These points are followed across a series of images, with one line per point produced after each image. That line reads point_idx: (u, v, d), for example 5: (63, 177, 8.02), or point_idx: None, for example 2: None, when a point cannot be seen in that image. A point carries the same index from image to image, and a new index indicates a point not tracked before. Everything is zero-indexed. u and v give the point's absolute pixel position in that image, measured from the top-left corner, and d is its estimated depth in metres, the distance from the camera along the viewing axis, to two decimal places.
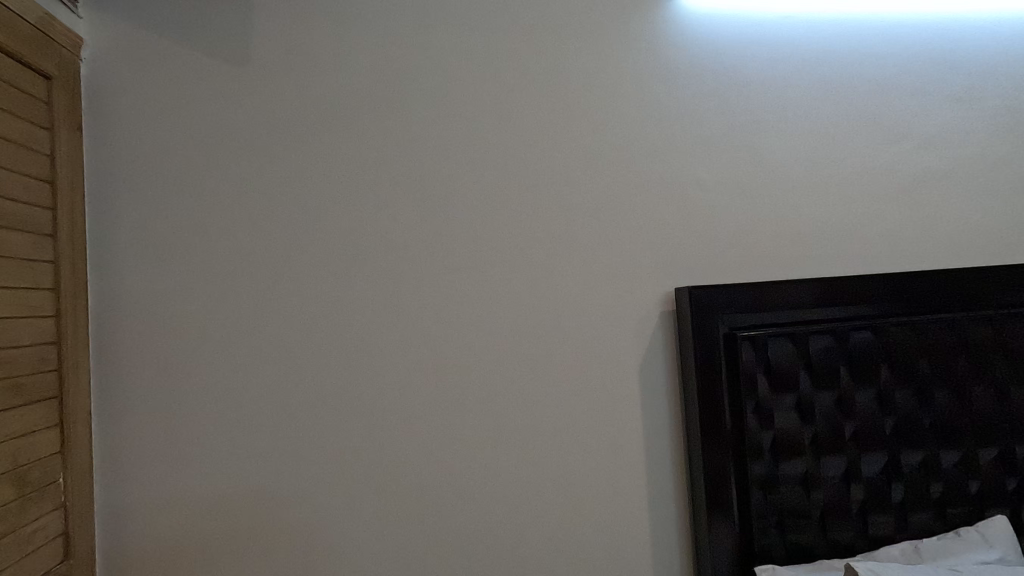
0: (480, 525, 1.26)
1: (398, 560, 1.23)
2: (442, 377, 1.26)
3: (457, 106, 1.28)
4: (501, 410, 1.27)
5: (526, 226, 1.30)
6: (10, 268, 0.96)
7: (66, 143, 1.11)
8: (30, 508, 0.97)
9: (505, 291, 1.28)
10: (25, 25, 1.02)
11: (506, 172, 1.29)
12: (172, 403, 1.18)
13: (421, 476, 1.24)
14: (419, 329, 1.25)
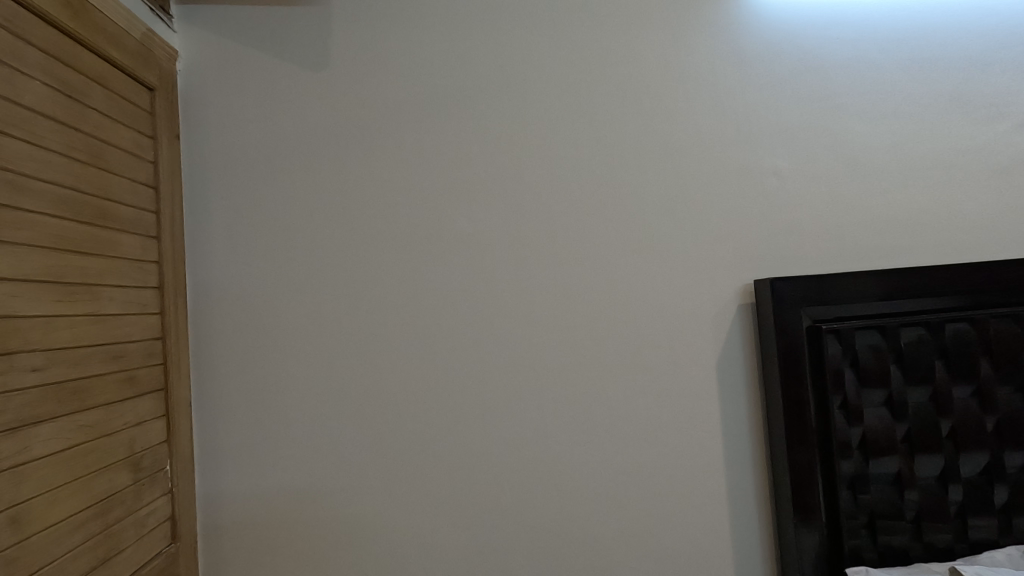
0: (558, 519, 1.26)
1: (476, 552, 1.24)
2: (517, 371, 1.27)
3: (529, 101, 1.29)
4: (576, 405, 1.27)
5: (599, 219, 1.29)
6: (126, 267, 1.02)
7: (167, 150, 1.17)
8: (143, 493, 1.04)
9: (579, 286, 1.28)
10: (133, 39, 1.09)
11: (577, 166, 1.29)
12: (263, 396, 1.23)
13: (498, 470, 1.25)
14: (494, 324, 1.27)
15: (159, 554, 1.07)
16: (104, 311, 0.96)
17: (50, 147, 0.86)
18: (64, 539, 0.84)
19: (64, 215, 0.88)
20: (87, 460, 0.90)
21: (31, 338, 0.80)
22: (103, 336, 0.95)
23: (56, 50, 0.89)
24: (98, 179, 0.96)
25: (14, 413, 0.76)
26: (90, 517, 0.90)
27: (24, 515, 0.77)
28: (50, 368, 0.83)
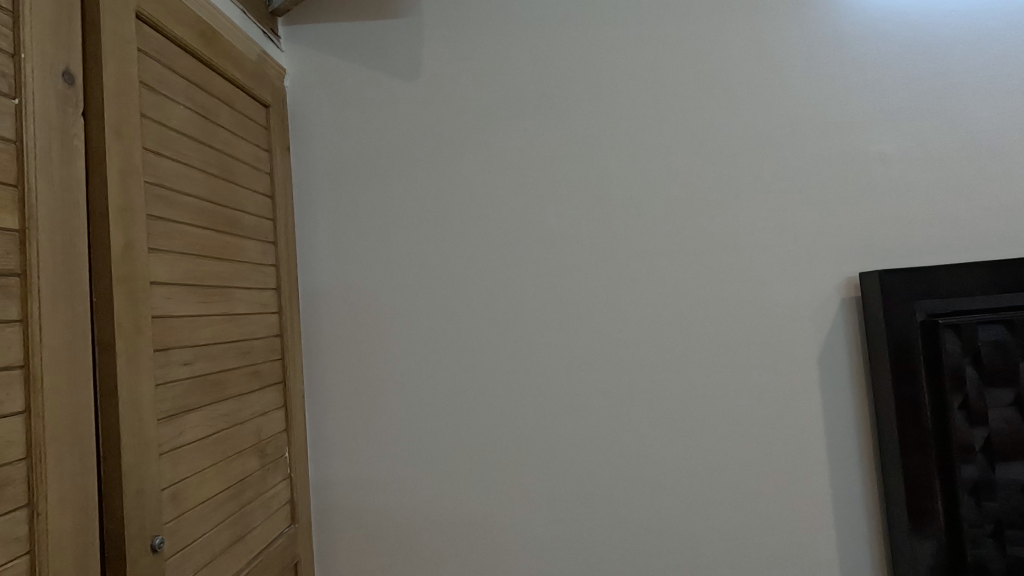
0: (651, 516, 1.26)
1: (569, 546, 1.27)
2: (609, 367, 1.27)
3: (617, 97, 1.29)
4: (669, 401, 1.26)
5: (690, 214, 1.27)
6: (249, 270, 1.12)
7: (280, 161, 1.27)
8: (268, 477, 1.13)
9: (670, 282, 1.27)
10: (250, 61, 1.18)
11: (666, 161, 1.28)
12: (367, 389, 1.31)
13: (591, 465, 1.27)
14: (585, 321, 1.28)
15: (282, 534, 1.17)
16: (235, 311, 1.05)
17: (191, 163, 0.95)
18: (211, 517, 0.93)
19: (203, 224, 0.97)
20: (225, 445, 0.99)
21: (182, 335, 0.89)
22: (235, 334, 1.05)
23: (192, 76, 0.98)
24: (227, 191, 1.06)
25: (172, 401, 0.86)
26: (229, 498, 0.99)
27: (181, 493, 0.86)
28: (196, 362, 0.93)
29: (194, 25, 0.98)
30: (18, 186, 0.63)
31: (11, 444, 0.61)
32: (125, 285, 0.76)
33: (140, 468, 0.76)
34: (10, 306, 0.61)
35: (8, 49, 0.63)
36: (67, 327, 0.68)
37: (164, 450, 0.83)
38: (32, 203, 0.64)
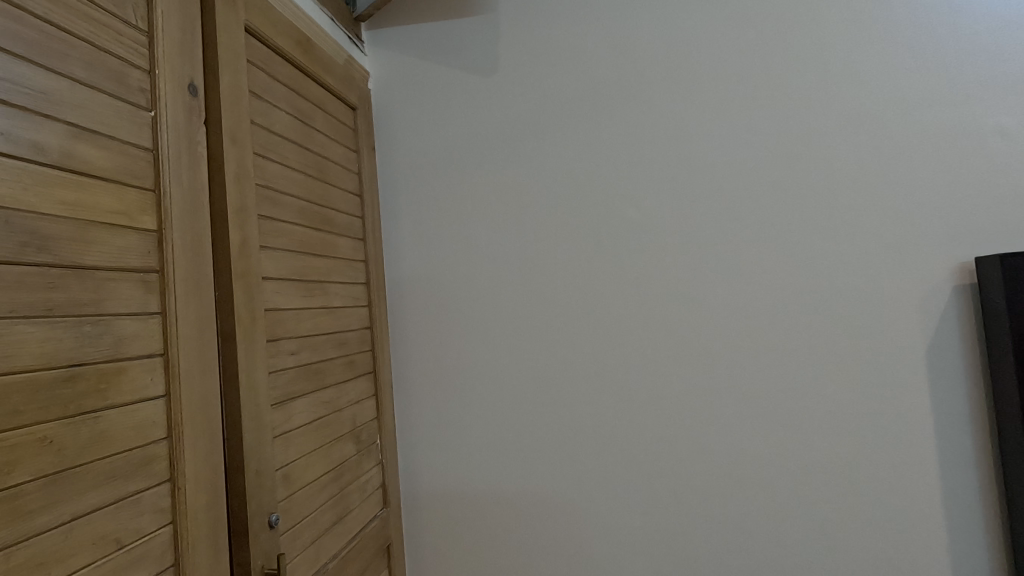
0: (741, 511, 1.22)
1: (654, 538, 1.25)
2: (694, 358, 1.24)
3: (699, 82, 1.26)
4: (759, 394, 1.22)
5: (779, 199, 1.22)
6: (343, 266, 1.17)
7: (367, 161, 1.32)
8: (362, 462, 1.19)
9: (758, 270, 1.22)
10: (340, 66, 1.23)
11: (753, 146, 1.23)
12: (452, 380, 1.35)
13: (677, 458, 1.24)
14: (668, 312, 1.25)
15: (376, 517, 1.22)
16: (331, 304, 1.11)
17: (291, 165, 1.01)
18: (316, 497, 0.99)
19: (304, 222, 1.03)
20: (326, 431, 1.05)
21: (288, 326, 0.96)
22: (332, 326, 1.10)
23: (291, 82, 1.03)
24: (323, 190, 1.11)
25: (282, 388, 0.92)
26: (331, 480, 1.05)
27: (292, 473, 0.93)
28: (300, 352, 0.99)
29: (292, 34, 1.04)
30: (155, 190, 0.69)
31: (156, 424, 0.67)
32: (242, 280, 0.82)
33: (258, 450, 0.82)
34: (152, 299, 0.68)
35: (145, 65, 0.70)
36: (197, 318, 0.74)
37: (276, 433, 0.89)
38: (167, 205, 0.70)
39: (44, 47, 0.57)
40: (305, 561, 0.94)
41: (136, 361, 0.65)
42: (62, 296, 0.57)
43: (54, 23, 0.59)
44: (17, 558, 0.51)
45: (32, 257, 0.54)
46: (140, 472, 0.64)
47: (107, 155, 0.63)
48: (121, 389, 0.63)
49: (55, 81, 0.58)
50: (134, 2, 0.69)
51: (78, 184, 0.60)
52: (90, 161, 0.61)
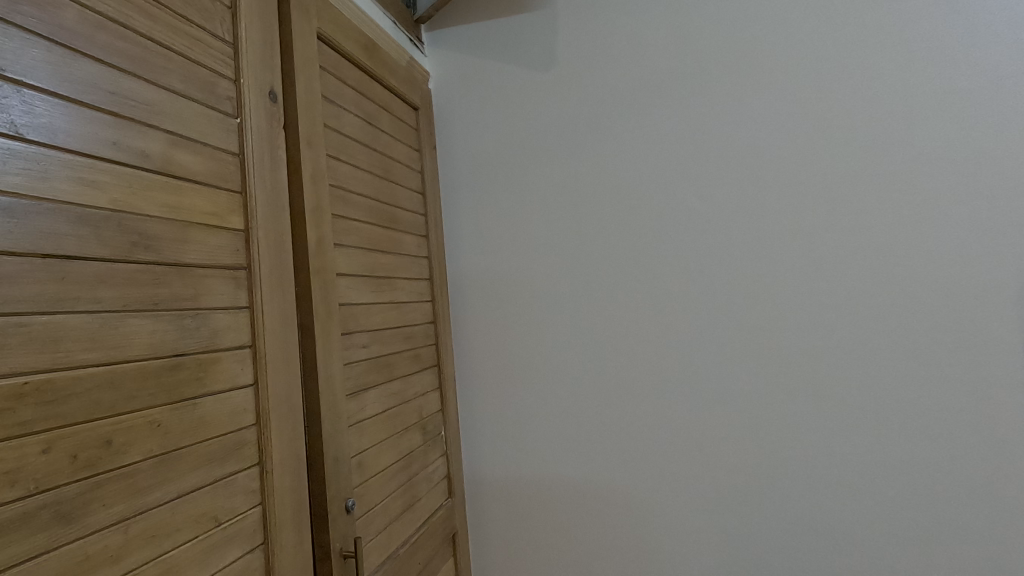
0: (814, 511, 1.17)
1: (721, 535, 1.22)
2: (760, 351, 1.21)
3: (765, 68, 1.22)
4: (833, 390, 1.17)
5: (854, 186, 1.16)
6: (408, 262, 1.21)
7: (429, 159, 1.35)
8: (429, 453, 1.22)
9: (829, 259, 1.17)
10: (403, 67, 1.27)
11: (825, 132, 1.18)
12: (513, 373, 1.37)
13: (743, 454, 1.21)
14: (733, 304, 1.22)
15: (442, 506, 1.26)
16: (398, 299, 1.15)
17: (360, 165, 1.05)
18: (387, 484, 1.03)
19: (372, 220, 1.07)
20: (395, 421, 1.09)
21: (360, 320, 1.00)
22: (399, 320, 1.14)
23: (359, 85, 1.07)
24: (389, 189, 1.15)
25: (355, 379, 0.96)
26: (400, 469, 1.09)
27: (365, 461, 0.97)
28: (371, 345, 1.03)
29: (359, 39, 1.08)
30: (242, 192, 0.74)
31: (246, 411, 0.71)
32: (318, 276, 0.86)
33: (335, 437, 0.87)
34: (241, 294, 0.72)
35: (231, 75, 0.74)
36: (280, 312, 0.78)
37: (351, 422, 0.93)
38: (252, 205, 0.74)
39: (146, 63, 0.62)
40: (379, 545, 0.98)
41: (228, 351, 0.69)
42: (165, 291, 0.62)
43: (154, 39, 0.63)
44: (134, 530, 0.56)
45: (140, 256, 0.59)
46: (234, 455, 0.69)
47: (201, 160, 0.68)
48: (217, 378, 0.67)
49: (156, 93, 0.63)
50: (221, 17, 0.73)
51: (177, 188, 0.64)
52: (186, 167, 0.66)
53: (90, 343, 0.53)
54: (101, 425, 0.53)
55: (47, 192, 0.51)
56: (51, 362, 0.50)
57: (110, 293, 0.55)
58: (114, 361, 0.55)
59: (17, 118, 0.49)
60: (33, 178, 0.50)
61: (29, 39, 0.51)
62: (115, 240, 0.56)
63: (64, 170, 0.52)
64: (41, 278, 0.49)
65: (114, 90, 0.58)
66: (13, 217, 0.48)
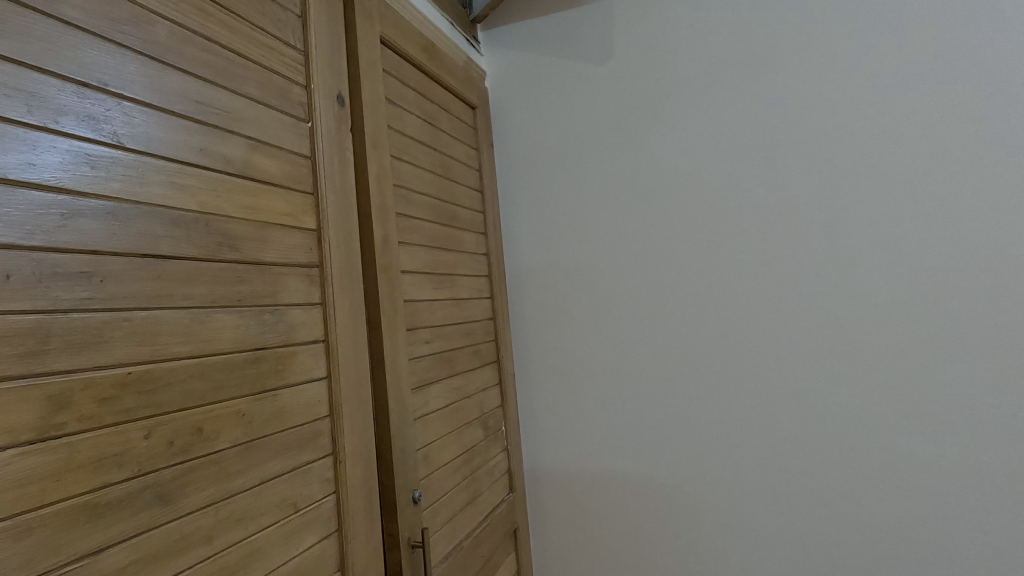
0: (888, 508, 1.14)
1: (789, 532, 1.20)
2: (827, 343, 1.18)
3: (829, 56, 1.20)
4: (906, 384, 1.13)
5: (927, 173, 1.13)
6: (469, 259, 1.23)
7: (487, 157, 1.36)
8: (490, 447, 1.23)
9: (901, 249, 1.14)
10: (460, 67, 1.28)
11: (894, 118, 1.15)
12: (573, 369, 1.37)
13: (814, 448, 1.19)
14: (797, 296, 1.20)
15: (503, 501, 1.27)
16: (459, 295, 1.17)
17: (422, 164, 1.07)
18: (451, 477, 1.05)
19: (434, 218, 1.09)
20: (458, 415, 1.10)
21: (424, 316, 1.02)
22: (460, 316, 1.16)
23: (420, 87, 1.10)
24: (449, 187, 1.17)
25: (420, 374, 0.99)
26: (463, 462, 1.11)
27: (430, 454, 0.99)
28: (434, 340, 1.05)
29: (419, 41, 1.10)
30: (315, 194, 0.77)
31: (320, 403, 0.74)
32: (385, 274, 0.89)
33: (402, 430, 0.89)
34: (314, 291, 0.75)
35: (303, 81, 0.77)
36: (350, 308, 0.81)
37: (417, 416, 0.96)
38: (323, 206, 0.77)
39: (228, 72, 0.66)
40: (445, 536, 1.00)
41: (303, 346, 0.73)
42: (247, 288, 0.65)
43: (234, 50, 0.67)
44: (222, 513, 0.59)
45: (226, 255, 0.63)
46: (310, 445, 0.72)
47: (277, 163, 0.71)
48: (294, 371, 0.71)
49: (237, 101, 0.67)
50: (293, 26, 0.77)
51: (256, 190, 0.68)
52: (264, 170, 0.69)
53: (183, 337, 0.57)
54: (193, 413, 0.57)
55: (145, 197, 0.55)
56: (150, 354, 0.53)
57: (200, 290, 0.59)
58: (204, 354, 0.59)
59: (119, 129, 0.53)
60: (133, 183, 0.54)
61: (127, 54, 0.54)
62: (204, 241, 0.60)
63: (159, 175, 0.56)
64: (141, 277, 0.53)
65: (199, 99, 0.62)
66: (118, 220, 0.52)
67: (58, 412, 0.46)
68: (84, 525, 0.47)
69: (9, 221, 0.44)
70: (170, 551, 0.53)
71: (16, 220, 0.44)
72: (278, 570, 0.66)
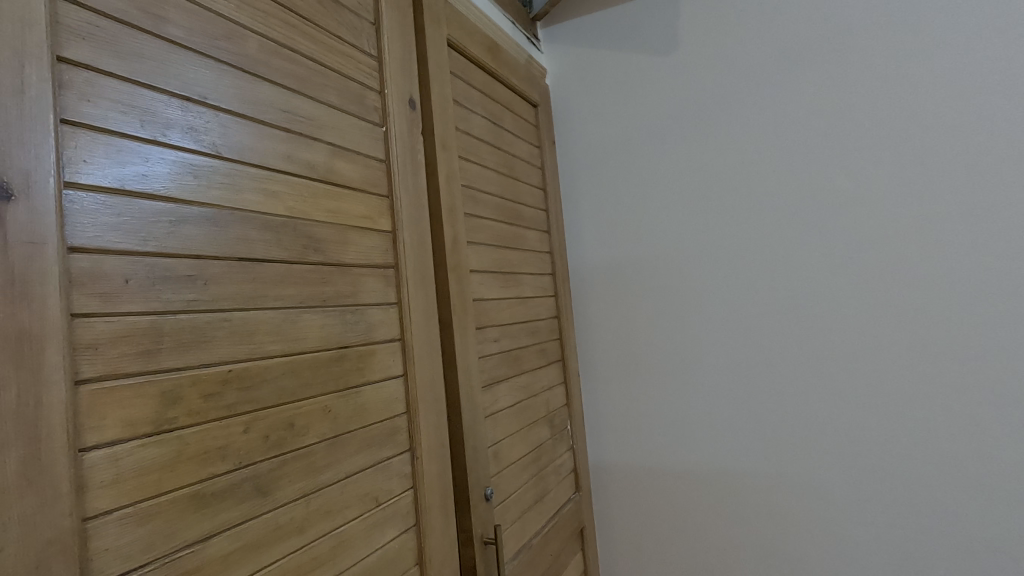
0: (988, 517, 1.07)
1: (874, 539, 1.15)
2: (915, 341, 1.12)
3: (914, 34, 1.13)
4: (1008, 384, 1.05)
5: None
6: (533, 257, 1.23)
7: (549, 155, 1.35)
8: (556, 446, 1.23)
9: (1001, 238, 1.06)
10: (522, 66, 1.28)
11: (991, 98, 1.07)
12: (640, 367, 1.35)
13: (905, 448, 1.12)
14: (881, 290, 1.14)
15: (570, 500, 1.26)
16: (525, 294, 1.17)
17: (487, 164, 1.08)
18: (520, 475, 1.05)
19: (500, 217, 1.10)
20: (526, 414, 1.11)
21: (492, 315, 1.03)
22: (526, 315, 1.16)
23: (484, 87, 1.10)
24: (513, 186, 1.17)
25: (490, 372, 1.00)
26: (531, 461, 1.11)
27: (501, 451, 1.00)
28: (502, 339, 1.05)
29: (483, 41, 1.11)
30: (389, 197, 0.79)
31: (397, 401, 0.76)
32: (455, 274, 0.90)
33: (474, 427, 0.90)
34: (390, 291, 0.77)
35: (377, 87, 0.79)
36: (424, 308, 0.83)
37: (487, 414, 0.97)
38: (398, 208, 0.79)
39: (309, 81, 0.68)
40: (516, 533, 1.01)
41: (381, 345, 0.75)
42: (330, 289, 0.67)
43: (315, 60, 0.69)
44: (312, 506, 0.62)
45: (311, 258, 0.65)
46: (389, 441, 0.74)
47: (355, 168, 0.73)
48: (373, 369, 0.73)
49: (318, 108, 0.69)
50: (367, 33, 0.79)
51: (336, 195, 0.70)
52: (344, 175, 0.72)
53: (275, 336, 0.59)
54: (285, 409, 0.60)
55: (240, 204, 0.57)
56: (248, 353, 0.56)
57: (289, 291, 0.62)
58: (294, 352, 0.61)
59: (216, 140, 0.56)
60: (229, 191, 0.56)
61: (223, 68, 0.57)
62: (291, 244, 0.63)
63: (252, 183, 0.59)
64: (238, 279, 0.56)
65: (285, 108, 0.64)
66: (217, 226, 0.55)
67: (170, 408, 0.49)
68: (194, 514, 0.50)
69: (125, 229, 0.47)
70: (267, 541, 0.56)
71: (131, 228, 0.47)
72: (362, 562, 0.68)
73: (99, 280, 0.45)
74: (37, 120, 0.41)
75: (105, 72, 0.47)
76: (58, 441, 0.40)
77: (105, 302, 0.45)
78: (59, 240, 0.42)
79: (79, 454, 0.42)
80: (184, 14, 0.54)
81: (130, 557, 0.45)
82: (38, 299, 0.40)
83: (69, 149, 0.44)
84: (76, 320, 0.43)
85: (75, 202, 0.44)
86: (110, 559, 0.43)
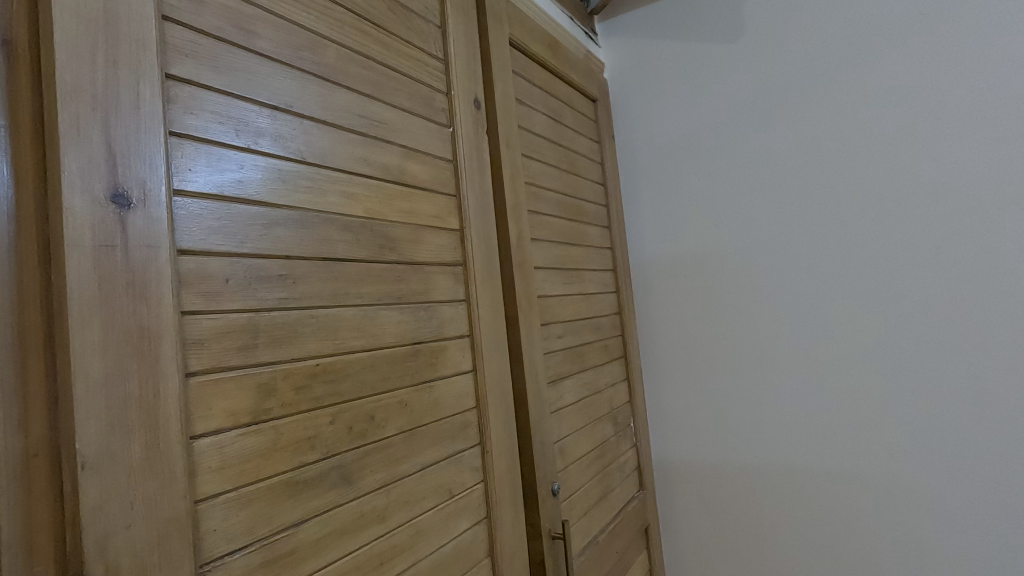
0: None
1: (964, 544, 1.08)
2: (1009, 335, 1.05)
3: (1004, 9, 1.06)
4: None
5: None
6: (595, 253, 1.22)
7: (608, 149, 1.34)
8: (620, 443, 1.22)
9: None
10: (582, 61, 1.28)
11: None
12: (705, 364, 1.32)
13: (998, 449, 1.06)
14: (970, 282, 1.08)
15: (634, 498, 1.25)
16: (587, 290, 1.17)
17: (549, 160, 1.08)
18: (585, 471, 1.05)
19: (562, 214, 1.10)
20: (590, 409, 1.11)
21: (556, 311, 1.03)
22: (589, 311, 1.16)
23: (545, 84, 1.11)
24: (574, 182, 1.17)
25: (555, 368, 1.00)
26: (596, 457, 1.11)
27: (567, 446, 1.00)
28: (566, 335, 1.06)
29: (543, 38, 1.11)
30: (457, 196, 0.81)
31: (468, 395, 0.78)
32: (521, 270, 0.91)
33: (541, 422, 0.91)
34: (459, 288, 0.79)
35: (444, 89, 0.81)
36: (491, 304, 0.84)
37: (553, 409, 0.97)
38: (466, 206, 0.81)
39: (382, 86, 0.70)
40: (583, 529, 1.01)
41: (452, 340, 0.76)
42: (405, 287, 0.70)
43: (387, 65, 0.72)
44: (392, 495, 0.64)
45: (388, 257, 0.68)
46: (461, 434, 0.76)
47: (425, 169, 0.75)
48: (446, 365, 0.75)
49: (391, 112, 0.71)
50: (434, 36, 0.81)
51: (408, 195, 0.72)
52: (415, 176, 0.74)
53: (357, 332, 0.62)
54: (367, 401, 0.62)
55: (323, 206, 0.60)
56: (333, 348, 0.59)
57: (369, 289, 0.64)
58: (374, 347, 0.64)
59: (301, 146, 0.59)
60: (313, 194, 0.59)
61: (305, 78, 0.60)
62: (370, 244, 0.65)
63: (334, 186, 0.62)
64: (323, 278, 0.59)
65: (361, 113, 0.67)
66: (304, 228, 0.58)
67: (266, 399, 0.52)
68: (288, 500, 0.53)
69: (226, 232, 0.50)
70: (353, 527, 0.59)
71: (231, 231, 0.51)
72: (439, 551, 0.70)
73: (205, 280, 0.48)
74: (151, 133, 0.45)
75: (204, 85, 0.51)
76: (173, 428, 0.44)
77: (209, 300, 0.48)
78: (172, 243, 0.45)
79: (190, 440, 0.46)
80: (272, 28, 0.57)
81: (234, 537, 0.48)
82: (154, 298, 0.43)
83: (177, 158, 0.48)
84: (186, 317, 0.47)
85: (184, 207, 0.47)
86: (218, 538, 0.47)
